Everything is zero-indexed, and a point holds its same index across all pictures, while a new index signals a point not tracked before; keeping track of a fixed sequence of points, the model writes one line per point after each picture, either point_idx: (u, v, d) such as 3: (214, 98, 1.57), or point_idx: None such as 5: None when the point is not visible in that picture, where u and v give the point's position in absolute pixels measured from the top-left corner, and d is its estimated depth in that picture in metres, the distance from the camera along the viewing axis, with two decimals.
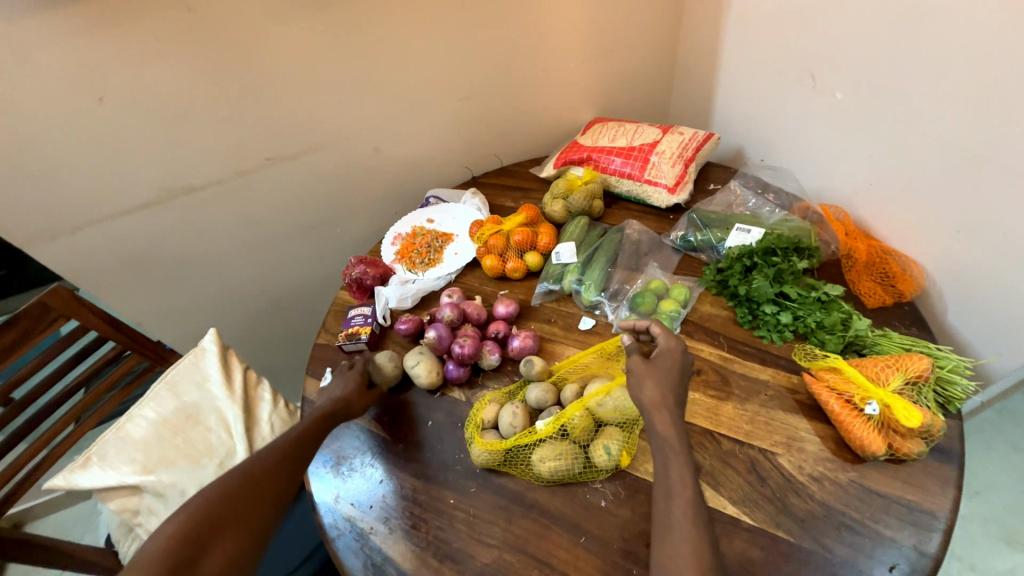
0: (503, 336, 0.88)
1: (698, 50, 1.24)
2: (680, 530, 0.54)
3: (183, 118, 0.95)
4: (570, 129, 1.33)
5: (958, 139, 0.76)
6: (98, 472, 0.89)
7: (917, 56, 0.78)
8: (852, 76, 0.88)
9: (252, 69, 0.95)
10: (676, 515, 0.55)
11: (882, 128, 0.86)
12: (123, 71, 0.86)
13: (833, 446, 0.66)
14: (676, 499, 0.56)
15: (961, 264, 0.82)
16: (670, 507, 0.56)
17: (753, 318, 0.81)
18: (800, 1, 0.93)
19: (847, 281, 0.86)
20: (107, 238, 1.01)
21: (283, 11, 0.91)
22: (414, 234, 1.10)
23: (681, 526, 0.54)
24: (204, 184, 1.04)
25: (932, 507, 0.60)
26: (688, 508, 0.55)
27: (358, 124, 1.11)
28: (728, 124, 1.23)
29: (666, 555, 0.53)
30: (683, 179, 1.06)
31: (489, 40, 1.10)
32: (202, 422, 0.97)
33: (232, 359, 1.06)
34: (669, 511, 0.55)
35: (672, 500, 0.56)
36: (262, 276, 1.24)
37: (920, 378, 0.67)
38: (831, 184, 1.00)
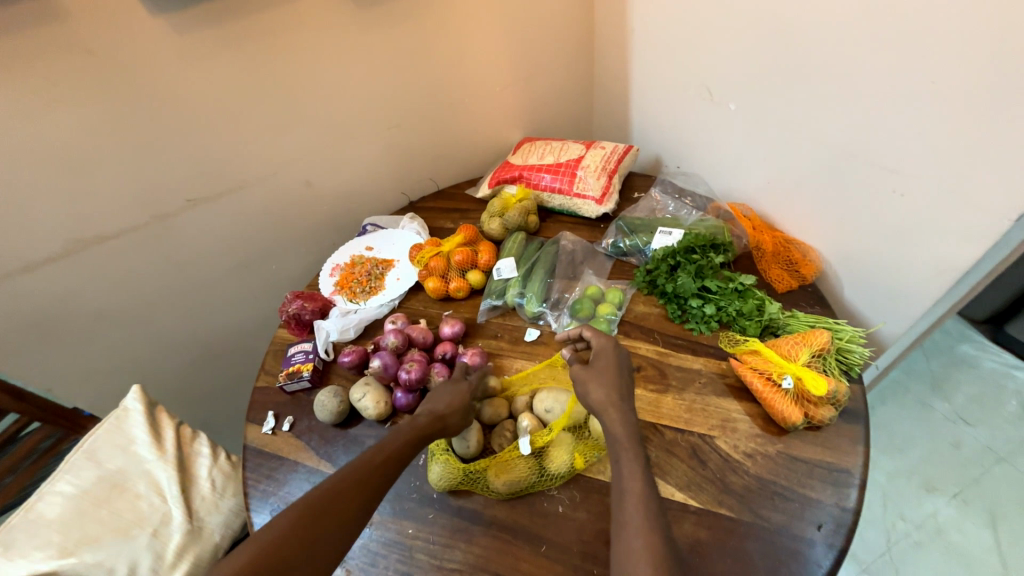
0: (450, 356, 0.88)
1: (610, 70, 1.34)
2: (634, 524, 0.55)
3: (88, 164, 0.89)
4: (501, 149, 1.38)
5: (831, 139, 0.87)
6: (2, 565, 0.78)
7: (790, 70, 0.88)
8: (741, 89, 0.99)
9: (163, 110, 0.91)
10: (628, 510, 0.57)
11: (771, 134, 0.97)
12: (11, 119, 0.80)
13: (761, 422, 0.72)
14: (629, 494, 0.58)
15: (848, 247, 0.93)
16: (624, 504, 0.58)
17: (682, 313, 0.87)
18: (691, 25, 1.04)
19: (760, 271, 0.95)
20: (3, 301, 0.92)
21: (192, 49, 0.89)
22: (353, 263, 1.09)
23: (634, 520, 0.56)
24: (117, 232, 0.98)
25: (848, 465, 0.66)
26: (640, 502, 0.57)
27: (284, 158, 1.09)
28: (645, 137, 1.32)
29: (622, 549, 0.54)
30: (609, 190, 1.12)
31: (411, 69, 1.13)
32: (130, 489, 0.88)
33: (161, 416, 0.99)
34: (622, 507, 0.57)
35: (625, 497, 0.58)
36: (191, 321, 1.17)
37: (824, 350, 0.74)
38: (737, 185, 1.10)
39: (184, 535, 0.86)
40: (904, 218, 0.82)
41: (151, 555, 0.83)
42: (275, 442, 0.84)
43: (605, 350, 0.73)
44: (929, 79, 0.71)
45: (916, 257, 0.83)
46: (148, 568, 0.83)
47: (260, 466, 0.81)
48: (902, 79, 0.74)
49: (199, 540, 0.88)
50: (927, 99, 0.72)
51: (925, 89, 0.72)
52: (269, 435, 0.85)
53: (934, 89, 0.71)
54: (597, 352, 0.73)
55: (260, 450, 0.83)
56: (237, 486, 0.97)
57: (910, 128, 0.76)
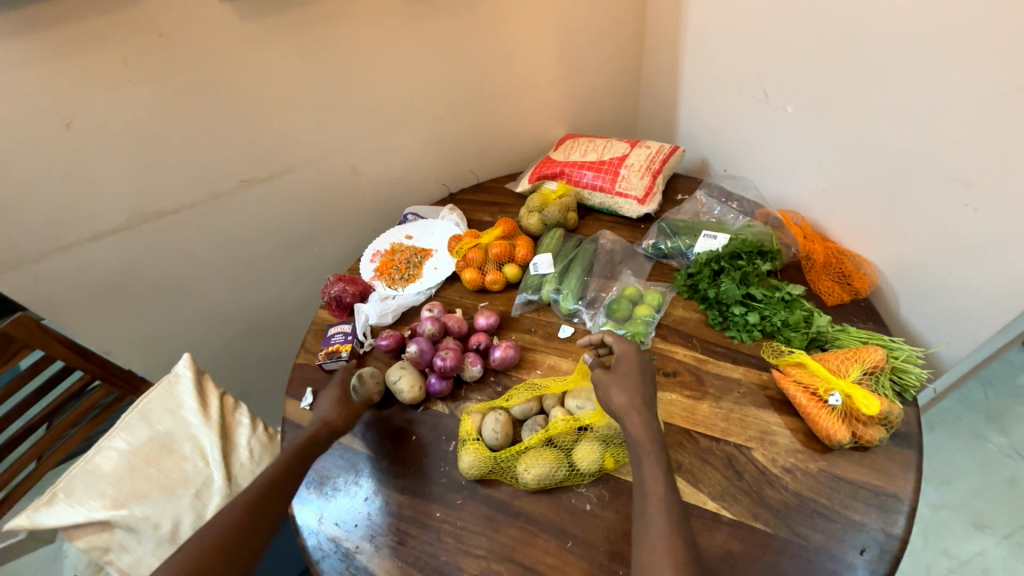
0: (484, 347, 0.89)
1: (660, 68, 1.31)
2: (655, 529, 0.55)
3: (155, 142, 0.95)
4: (543, 145, 1.38)
5: (898, 146, 0.82)
6: (62, 510, 0.84)
7: (856, 73, 0.84)
8: (800, 92, 0.95)
9: (226, 93, 0.96)
10: (650, 515, 0.57)
11: (830, 139, 0.92)
12: (92, 96, 0.86)
13: (803, 437, 0.69)
14: (651, 498, 0.58)
15: (909, 262, 0.88)
16: (645, 509, 0.57)
17: (723, 320, 0.85)
18: (750, 24, 1.00)
19: (809, 281, 0.91)
20: (74, 266, 0.99)
21: (256, 36, 0.93)
22: (393, 251, 1.11)
23: (655, 525, 0.56)
24: (177, 208, 1.04)
25: (896, 490, 0.63)
26: (662, 507, 0.57)
27: (334, 145, 1.12)
28: (692, 139, 1.29)
29: (644, 553, 0.54)
30: (652, 190, 1.10)
31: (460, 61, 1.14)
32: (177, 451, 0.94)
33: (208, 384, 1.04)
34: (645, 511, 0.57)
35: (647, 501, 0.58)
36: (238, 297, 1.23)
37: (877, 368, 0.71)
38: (789, 191, 1.06)
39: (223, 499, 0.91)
40: (972, 234, 0.77)
41: (192, 514, 0.89)
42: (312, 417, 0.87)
43: (627, 354, 0.71)
44: (1015, 85, 0.66)
45: (986, 277, 0.78)
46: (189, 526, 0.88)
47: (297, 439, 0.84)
48: (984, 86, 0.69)
49: None
50: (1012, 107, 0.67)
51: (1010, 96, 0.67)
52: (306, 411, 0.88)
53: (1020, 96, 0.66)
54: (619, 358, 0.71)
55: (297, 424, 0.87)
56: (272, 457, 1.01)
57: (988, 137, 0.71)
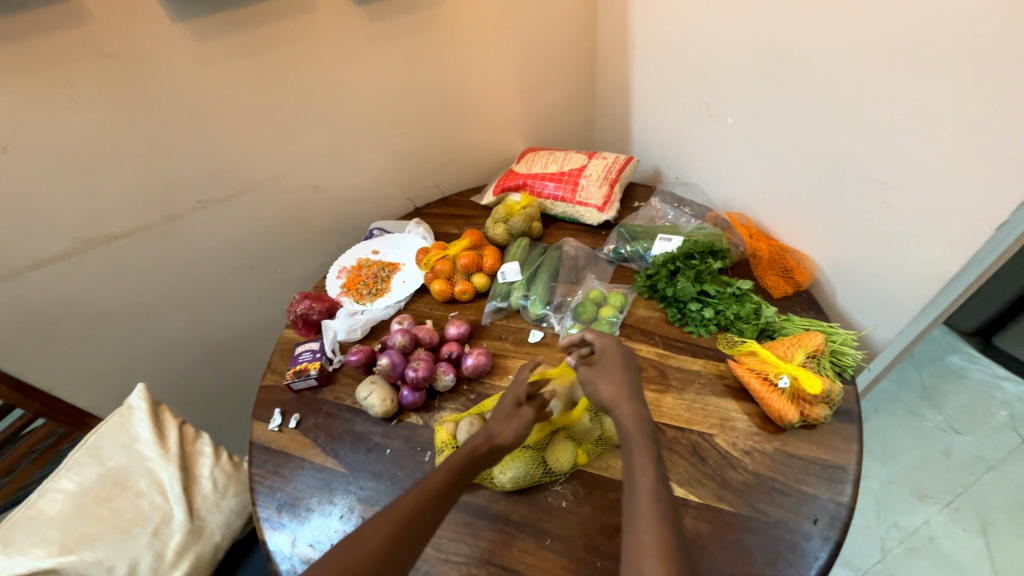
0: (456, 356, 0.90)
1: (612, 85, 1.39)
2: (643, 516, 0.57)
3: (103, 163, 0.91)
4: (505, 159, 1.42)
5: (823, 151, 0.91)
6: (1, 561, 0.78)
7: (783, 88, 0.93)
8: (738, 104, 1.03)
9: (180, 113, 0.94)
10: (640, 502, 0.59)
11: (766, 146, 1.01)
12: (32, 118, 0.82)
13: (758, 421, 0.74)
14: (639, 487, 0.60)
15: (841, 255, 0.97)
16: (634, 497, 0.59)
17: (682, 316, 0.90)
18: (690, 43, 1.08)
19: (756, 277, 0.98)
20: (12, 297, 0.93)
21: (211, 55, 0.92)
22: (360, 266, 1.11)
23: (644, 511, 0.58)
24: (128, 231, 1.00)
25: (842, 462, 0.69)
26: (650, 494, 0.59)
27: (295, 164, 1.12)
28: (644, 150, 1.37)
29: (633, 542, 0.56)
30: (610, 199, 1.16)
31: (420, 79, 1.17)
32: (132, 487, 0.88)
33: (165, 415, 0.99)
34: (634, 498, 0.59)
35: (636, 490, 0.60)
36: (197, 322, 1.18)
37: (819, 351, 0.77)
38: (734, 195, 1.14)
39: (185, 534, 0.87)
40: (891, 226, 0.86)
41: (150, 555, 0.84)
42: (282, 439, 0.85)
43: (610, 348, 0.75)
44: (913, 96, 0.76)
45: (906, 264, 0.87)
46: (149, 565, 0.83)
47: (265, 463, 0.82)
48: (890, 96, 0.78)
49: (200, 540, 0.89)
50: (912, 115, 0.77)
51: (910, 106, 0.76)
52: (275, 432, 0.86)
53: (918, 106, 0.76)
54: (601, 352, 0.75)
55: (266, 446, 0.84)
56: (239, 485, 0.97)
57: (896, 141, 0.80)
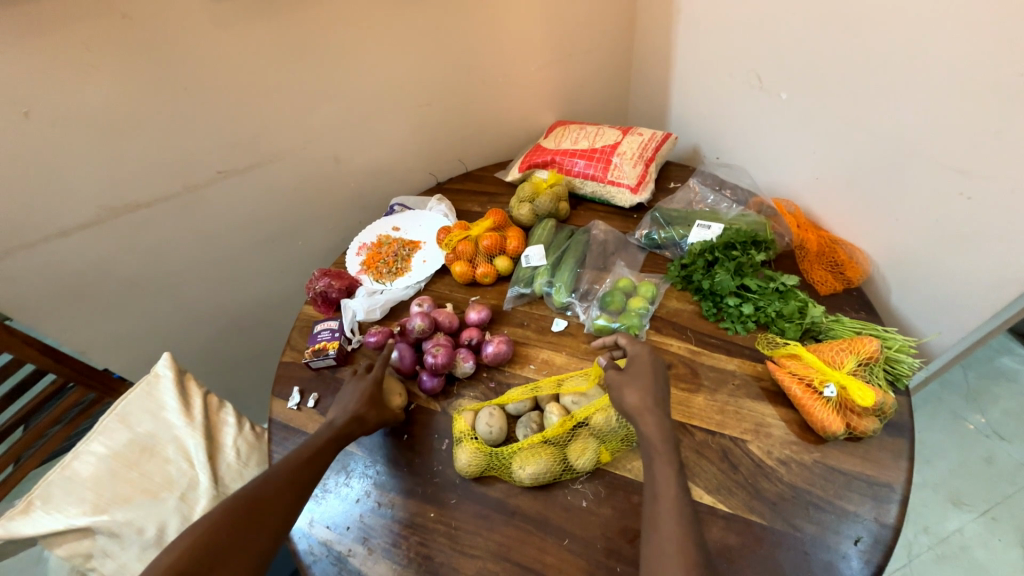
0: (476, 342, 0.86)
1: (652, 52, 1.28)
2: (666, 530, 0.54)
3: (123, 131, 0.89)
4: (533, 132, 1.34)
5: (894, 134, 0.81)
6: (42, 517, 0.82)
7: (852, 60, 0.82)
8: (795, 78, 0.93)
9: (198, 79, 0.91)
10: (663, 516, 0.55)
11: (825, 124, 0.91)
12: (51, 83, 0.80)
13: (797, 429, 0.69)
14: (662, 499, 0.57)
15: (902, 252, 0.88)
16: (657, 510, 0.56)
17: (718, 311, 0.84)
18: (745, 6, 0.97)
19: (802, 271, 0.90)
20: (42, 264, 0.94)
21: (228, 17, 0.87)
22: (380, 243, 1.08)
23: (666, 526, 0.54)
24: (151, 201, 0.98)
25: (889, 479, 0.64)
26: (674, 508, 0.56)
27: (315, 134, 1.08)
28: (683, 126, 1.27)
29: (653, 554, 0.53)
30: (644, 179, 1.08)
31: (445, 45, 1.10)
32: (160, 453, 0.90)
33: (190, 384, 1.00)
34: (655, 511, 0.56)
35: (658, 502, 0.57)
36: (219, 293, 1.19)
37: (872, 358, 0.71)
38: (782, 178, 1.05)
39: (210, 500, 0.88)
40: (965, 222, 0.77)
41: (178, 518, 0.85)
42: (300, 418, 0.85)
43: (641, 355, 0.70)
44: (1012, 70, 0.65)
45: (979, 264, 0.78)
46: (176, 529, 0.85)
47: (284, 441, 0.82)
48: (981, 72, 0.68)
49: None
50: (1008, 94, 0.66)
51: (1007, 81, 0.66)
52: (294, 411, 0.86)
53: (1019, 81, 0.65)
54: (632, 358, 0.70)
55: (284, 424, 0.84)
56: (260, 457, 0.98)
57: (983, 124, 0.70)
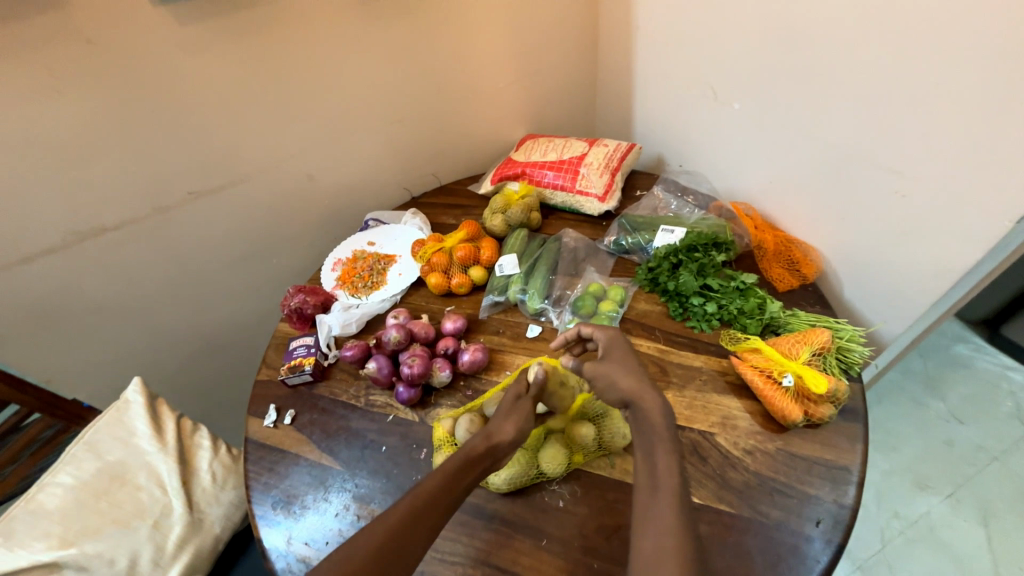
0: (452, 352, 0.88)
1: (613, 67, 1.34)
2: (664, 520, 0.55)
3: (88, 154, 0.89)
4: (503, 145, 1.38)
5: (836, 140, 0.87)
6: (3, 554, 0.78)
7: (794, 73, 0.89)
8: (745, 89, 0.99)
9: (166, 102, 0.91)
10: (661, 506, 0.56)
11: (774, 131, 0.97)
12: (11, 109, 0.79)
13: (761, 419, 0.73)
14: (662, 489, 0.58)
15: (851, 248, 0.93)
16: (655, 500, 0.57)
17: (684, 311, 0.88)
18: (696, 24, 1.03)
19: (761, 270, 0.95)
20: (3, 292, 0.92)
21: (196, 41, 0.89)
22: (355, 258, 1.09)
23: (665, 516, 0.55)
24: (118, 224, 0.97)
25: (846, 463, 0.67)
26: (673, 498, 0.57)
27: (287, 153, 1.09)
28: (647, 136, 1.33)
29: (651, 544, 0.54)
30: (611, 188, 1.12)
31: (414, 64, 1.13)
32: (131, 480, 0.88)
33: (163, 409, 0.98)
34: (654, 500, 0.57)
35: (658, 492, 0.58)
36: (192, 314, 1.17)
37: (825, 348, 0.75)
38: (739, 183, 1.10)
39: (185, 527, 0.87)
40: (904, 218, 0.82)
41: (151, 547, 0.84)
42: (277, 435, 0.84)
43: (615, 341, 0.73)
44: (932, 81, 0.71)
45: (917, 257, 0.84)
46: (149, 559, 0.83)
47: (261, 459, 0.81)
48: (905, 80, 0.74)
49: (200, 532, 0.89)
50: (930, 102, 0.73)
51: (929, 90, 0.72)
52: (270, 429, 0.85)
53: (939, 90, 0.71)
54: (608, 344, 0.73)
55: (261, 443, 0.84)
56: (237, 479, 0.96)
57: (912, 128, 0.76)
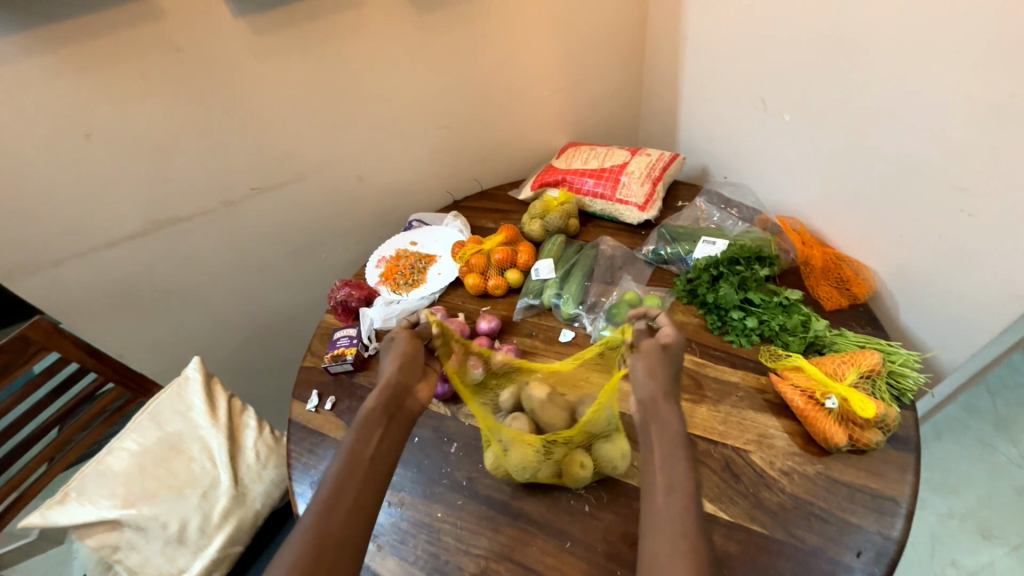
0: (486, 351, 0.90)
1: (661, 77, 1.33)
2: (677, 522, 0.54)
3: (170, 150, 0.98)
4: (545, 153, 1.40)
5: (896, 153, 0.83)
6: (75, 508, 0.87)
7: (853, 83, 0.85)
8: (799, 100, 0.96)
9: (238, 104, 1.00)
10: (673, 510, 0.55)
11: (828, 144, 0.93)
12: (111, 109, 0.90)
13: (800, 441, 0.70)
14: (675, 492, 0.56)
15: (910, 268, 0.88)
16: (667, 502, 0.55)
17: (722, 324, 0.86)
18: (750, 33, 1.02)
19: (808, 287, 0.92)
20: (90, 271, 1.02)
21: (269, 50, 0.97)
22: (398, 257, 1.14)
23: (677, 518, 0.54)
24: (190, 215, 1.07)
25: (893, 493, 0.63)
26: (686, 504, 0.55)
27: (341, 154, 1.16)
28: (692, 147, 1.31)
29: (661, 546, 0.53)
30: (652, 197, 1.12)
31: (464, 72, 1.17)
32: (185, 452, 0.96)
33: (217, 387, 1.06)
34: (666, 502, 0.56)
35: (671, 495, 0.56)
36: (247, 302, 1.25)
37: (874, 371, 0.72)
38: (788, 197, 1.07)
39: (229, 500, 0.93)
40: (971, 238, 0.78)
41: (199, 515, 0.91)
42: (318, 419, 0.89)
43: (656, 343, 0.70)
44: (1006, 93, 0.68)
45: (984, 280, 0.79)
46: (197, 526, 0.90)
47: (302, 440, 0.86)
48: (976, 92, 0.70)
49: (242, 506, 0.95)
50: (1004, 116, 0.69)
51: (1001, 103, 0.68)
52: (312, 413, 0.90)
53: (1013, 103, 0.67)
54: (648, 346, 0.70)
55: (303, 425, 0.89)
56: (278, 459, 1.02)
57: (982, 142, 0.72)
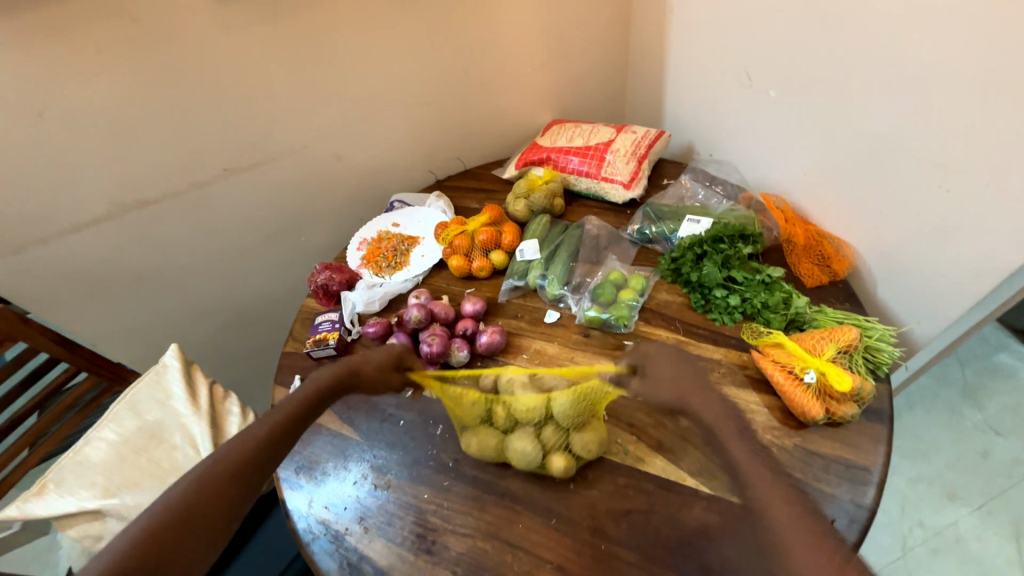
0: (471, 333, 0.89)
1: (646, 50, 1.30)
2: (773, 509, 0.58)
3: (133, 129, 0.93)
4: (529, 130, 1.37)
5: (878, 130, 0.83)
6: (54, 500, 0.85)
7: (837, 57, 0.84)
8: (783, 74, 0.95)
9: (203, 80, 0.94)
10: (767, 498, 0.60)
11: (812, 120, 0.93)
12: (65, 85, 0.84)
13: (779, 415, 0.71)
14: (762, 484, 0.61)
15: (889, 244, 0.89)
16: (759, 496, 0.60)
17: (705, 303, 0.86)
18: (736, 4, 0.99)
19: (789, 264, 0.92)
20: (55, 257, 0.98)
21: (233, 20, 0.91)
22: (380, 238, 1.11)
23: (773, 506, 0.59)
24: (159, 197, 1.02)
25: (867, 463, 0.66)
26: (774, 490, 0.60)
27: (317, 133, 1.11)
28: (678, 123, 1.29)
29: (773, 537, 0.57)
30: (637, 176, 1.11)
31: (443, 45, 1.13)
32: (167, 440, 0.93)
33: (197, 374, 1.03)
34: (759, 496, 0.60)
35: (759, 489, 0.61)
36: (224, 287, 1.22)
37: (851, 347, 0.73)
38: (772, 174, 1.07)
39: None
40: (948, 214, 0.78)
41: None
42: None
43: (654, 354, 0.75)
44: (986, 68, 0.67)
45: (958, 256, 0.80)
46: None
47: None
48: (957, 67, 0.70)
49: None
50: (984, 92, 0.68)
51: (980, 78, 0.68)
52: None
53: (993, 78, 0.67)
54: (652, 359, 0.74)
55: None
56: None
57: (961, 118, 0.72)
